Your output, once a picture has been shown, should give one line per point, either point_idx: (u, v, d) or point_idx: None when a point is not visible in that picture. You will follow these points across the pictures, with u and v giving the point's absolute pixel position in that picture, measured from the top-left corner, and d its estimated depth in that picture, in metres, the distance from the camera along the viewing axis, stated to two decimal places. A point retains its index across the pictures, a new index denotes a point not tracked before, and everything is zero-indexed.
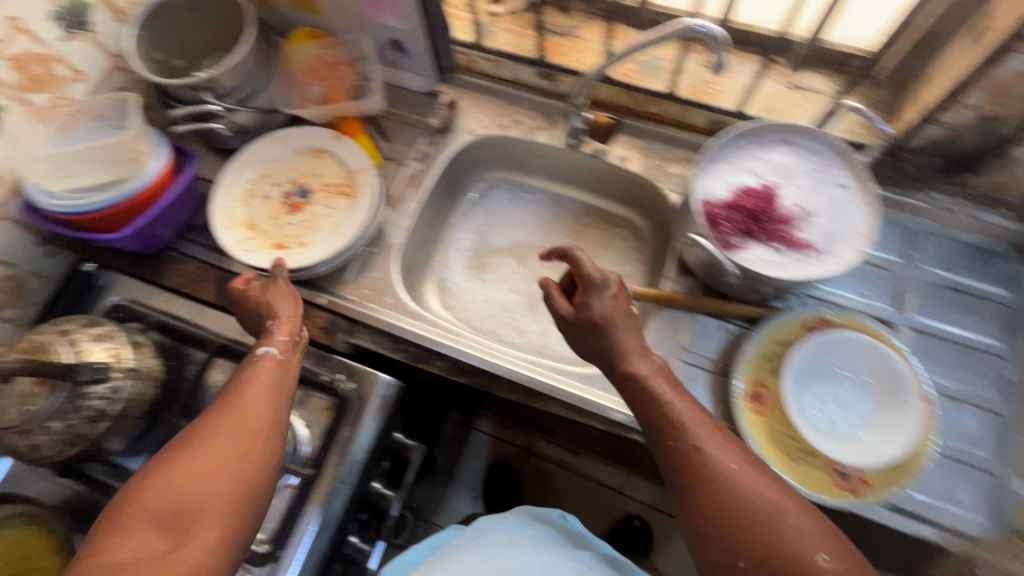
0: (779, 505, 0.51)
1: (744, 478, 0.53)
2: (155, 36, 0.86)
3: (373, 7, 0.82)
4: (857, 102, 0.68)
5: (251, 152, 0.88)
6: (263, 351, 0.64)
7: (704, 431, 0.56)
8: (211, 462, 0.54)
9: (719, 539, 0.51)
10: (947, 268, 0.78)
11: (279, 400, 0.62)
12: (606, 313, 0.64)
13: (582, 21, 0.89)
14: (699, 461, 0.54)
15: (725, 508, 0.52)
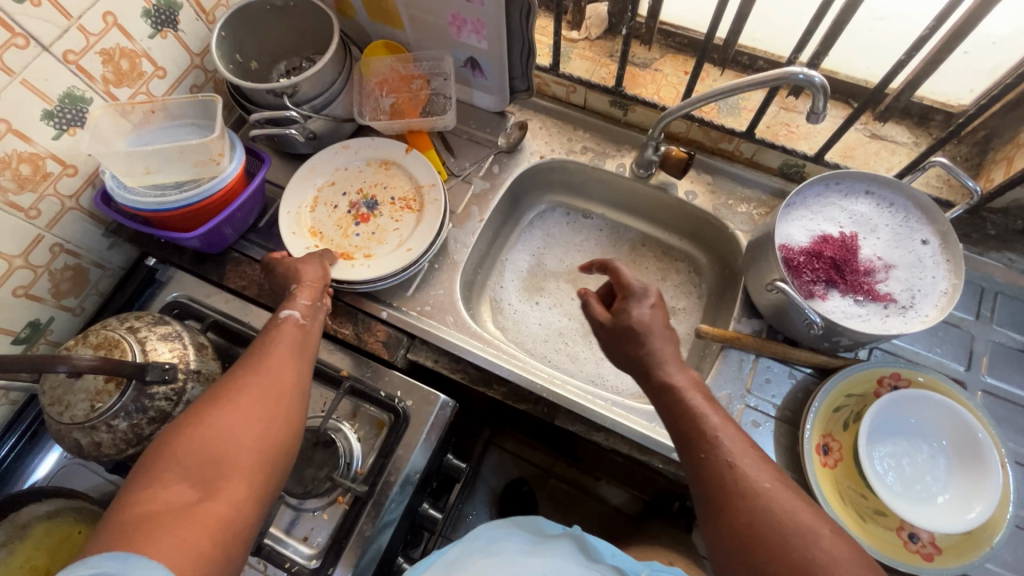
0: (807, 519, 0.47)
1: (777, 497, 0.49)
2: (237, 38, 0.86)
3: (456, 26, 0.82)
4: (945, 158, 0.67)
5: (321, 159, 0.88)
6: (286, 315, 0.67)
7: (729, 438, 0.53)
8: (242, 416, 0.54)
9: (748, 558, 0.47)
10: (1021, 330, 0.77)
11: (298, 369, 0.62)
12: (643, 321, 0.64)
13: (660, 53, 0.89)
14: (726, 471, 0.51)
15: (756, 523, 0.48)
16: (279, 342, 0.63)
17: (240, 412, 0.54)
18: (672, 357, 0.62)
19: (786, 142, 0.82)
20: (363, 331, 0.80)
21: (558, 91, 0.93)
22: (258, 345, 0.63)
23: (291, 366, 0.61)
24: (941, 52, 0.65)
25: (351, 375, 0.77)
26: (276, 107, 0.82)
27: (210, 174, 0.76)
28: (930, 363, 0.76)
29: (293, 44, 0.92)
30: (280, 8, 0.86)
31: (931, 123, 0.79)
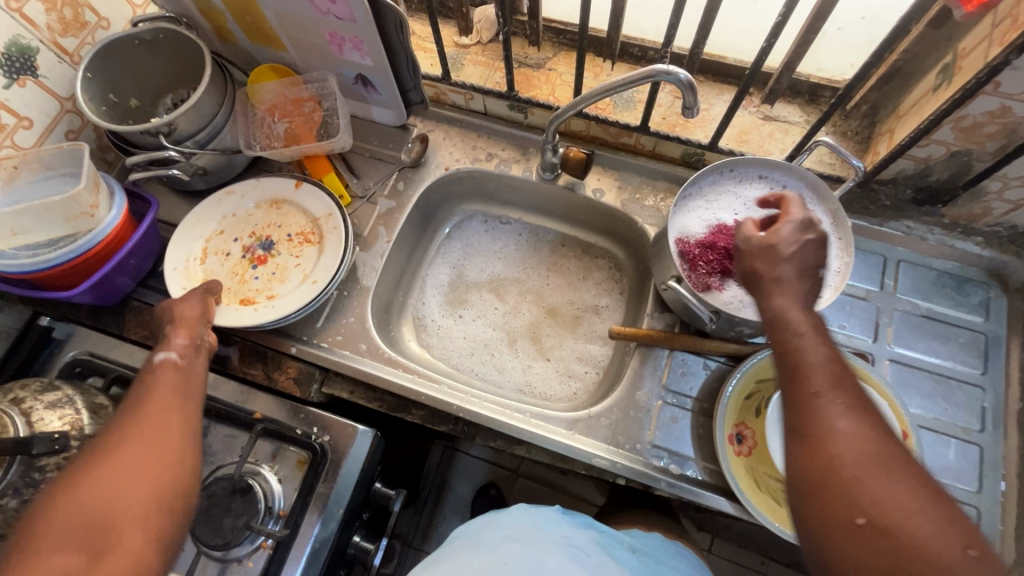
0: (915, 473, 0.42)
1: (883, 450, 0.43)
2: (108, 78, 0.81)
3: (336, 44, 0.80)
4: (830, 140, 0.66)
5: (204, 210, 0.85)
6: (162, 358, 0.62)
7: (835, 377, 0.47)
8: (128, 468, 0.51)
9: (837, 503, 0.43)
10: (923, 296, 0.78)
11: (188, 408, 0.59)
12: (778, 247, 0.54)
13: (552, 52, 0.87)
14: (825, 408, 0.45)
15: (851, 468, 0.43)
16: (157, 386, 0.59)
17: (127, 463, 0.51)
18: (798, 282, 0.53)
19: (682, 133, 0.81)
20: (273, 370, 0.79)
21: (457, 99, 0.91)
22: (133, 391, 0.59)
23: (179, 407, 0.58)
24: (808, 33, 0.65)
25: (264, 416, 0.75)
26: (155, 147, 0.78)
27: (87, 227, 0.73)
28: (839, 339, 0.76)
29: (176, 77, 0.87)
30: (150, 42, 0.81)
31: (820, 100, 0.79)
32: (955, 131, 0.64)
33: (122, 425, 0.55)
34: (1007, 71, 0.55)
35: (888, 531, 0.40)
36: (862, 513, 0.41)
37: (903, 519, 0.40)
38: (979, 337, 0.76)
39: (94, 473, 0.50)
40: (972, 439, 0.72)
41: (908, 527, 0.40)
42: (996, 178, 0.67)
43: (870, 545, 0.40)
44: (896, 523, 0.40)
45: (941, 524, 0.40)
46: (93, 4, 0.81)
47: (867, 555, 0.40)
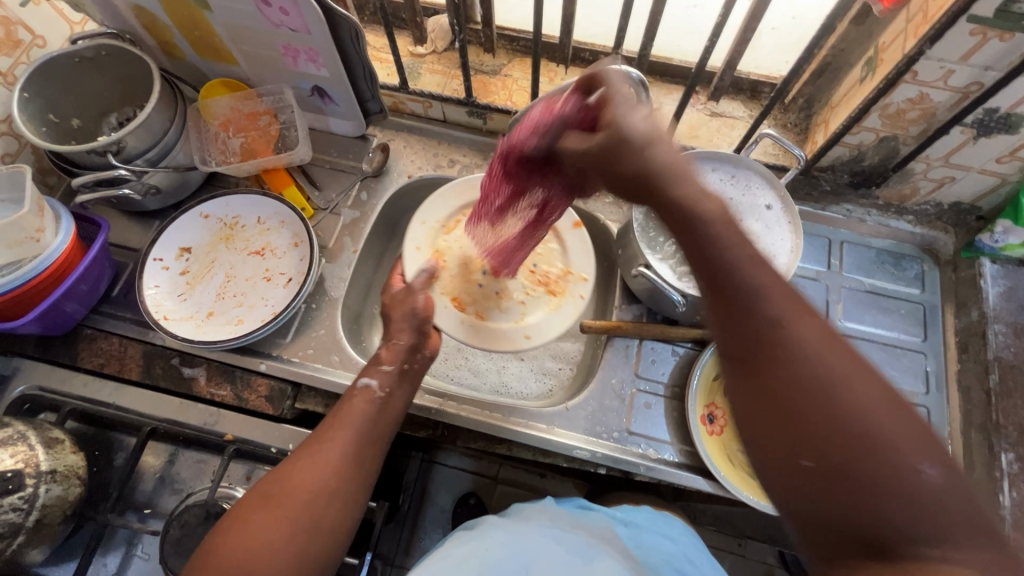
0: (883, 400, 0.34)
1: (842, 376, 0.35)
2: (49, 97, 0.77)
3: (290, 56, 0.79)
4: (773, 133, 0.70)
5: (458, 187, 0.81)
6: (365, 383, 0.65)
7: (761, 268, 0.39)
8: (317, 489, 0.56)
9: (794, 426, 0.36)
10: (866, 273, 0.84)
11: (371, 443, 0.61)
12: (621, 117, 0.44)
13: (507, 59, 0.90)
14: (769, 312, 0.37)
15: (803, 402, 0.35)
16: (353, 414, 0.62)
17: (320, 480, 0.56)
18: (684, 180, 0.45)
19: None
20: (242, 390, 0.75)
21: (415, 107, 0.92)
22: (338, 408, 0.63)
23: (368, 445, 0.61)
24: (746, 32, 0.69)
25: (235, 437, 0.74)
26: (104, 167, 0.75)
27: (33, 253, 0.69)
28: None
29: (121, 94, 0.84)
30: (92, 59, 0.78)
31: (760, 96, 0.84)
32: (882, 117, 0.69)
33: (321, 435, 0.60)
34: (921, 61, 0.60)
35: (848, 448, 0.34)
36: (810, 435, 0.35)
37: (864, 459, 0.33)
38: (918, 308, 0.82)
39: (292, 483, 0.56)
40: (919, 402, 0.78)
41: (876, 437, 0.33)
42: (921, 160, 0.73)
43: (821, 486, 0.34)
44: (856, 437, 0.34)
45: (914, 451, 0.33)
46: (26, 22, 0.77)
47: (815, 497, 0.34)
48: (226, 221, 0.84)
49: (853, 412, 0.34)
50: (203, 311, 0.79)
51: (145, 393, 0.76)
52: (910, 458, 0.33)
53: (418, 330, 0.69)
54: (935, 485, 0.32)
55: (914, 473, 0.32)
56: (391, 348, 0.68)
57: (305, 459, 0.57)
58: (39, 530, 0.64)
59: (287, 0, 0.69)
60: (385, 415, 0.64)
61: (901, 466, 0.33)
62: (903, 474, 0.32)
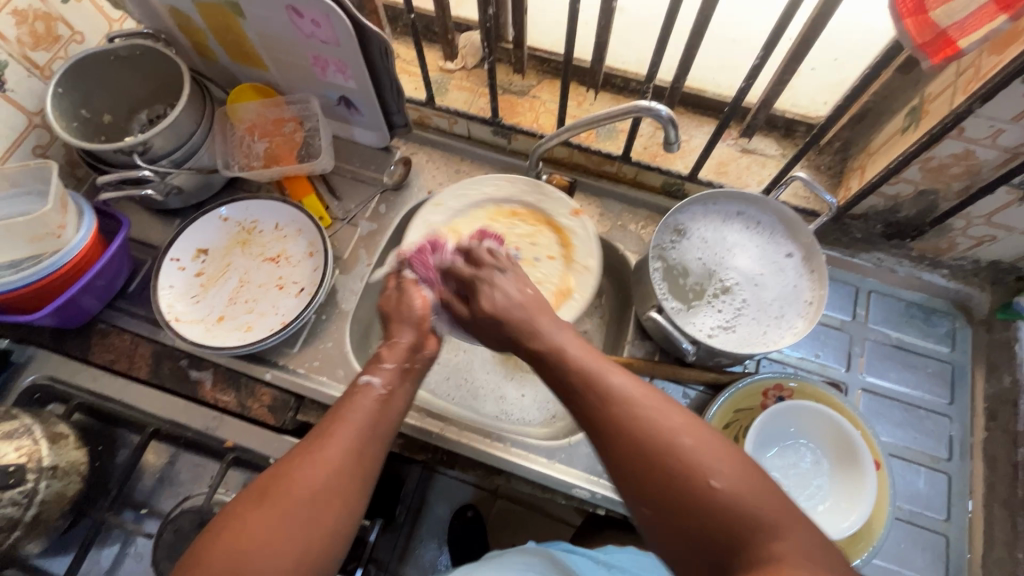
0: (714, 443, 0.42)
1: (678, 438, 0.43)
2: (80, 93, 0.78)
3: (319, 66, 0.79)
4: (805, 174, 0.68)
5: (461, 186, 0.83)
6: (368, 378, 0.56)
7: (624, 378, 0.47)
8: (319, 493, 0.47)
9: (679, 532, 0.41)
10: (893, 326, 0.80)
11: (375, 444, 0.52)
12: (501, 305, 0.58)
13: (537, 80, 0.88)
14: (639, 429, 0.43)
15: (642, 444, 0.43)
16: (355, 412, 0.52)
17: (317, 483, 0.47)
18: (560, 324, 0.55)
19: (663, 163, 0.83)
20: (246, 398, 0.76)
21: (440, 123, 0.91)
22: (336, 405, 0.54)
23: (372, 446, 0.52)
24: (785, 73, 0.66)
25: (235, 444, 0.74)
26: (129, 166, 0.76)
27: (53, 248, 0.70)
28: (813, 367, 0.78)
29: (151, 92, 0.85)
30: (126, 58, 0.79)
31: (794, 135, 0.81)
32: (923, 170, 0.66)
33: (319, 432, 0.50)
34: (970, 118, 0.57)
35: (726, 541, 0.39)
36: (701, 541, 0.40)
37: (704, 494, 0.40)
38: (946, 367, 0.78)
39: (284, 487, 0.47)
40: (941, 467, 0.74)
41: (747, 528, 0.39)
42: (961, 216, 0.70)
43: (670, 525, 0.41)
44: (731, 522, 0.39)
45: (739, 485, 0.40)
46: (66, 18, 0.79)
47: (675, 533, 0.41)
48: (244, 225, 0.85)
49: (719, 502, 0.40)
50: (214, 315, 0.79)
51: (151, 392, 0.76)
52: (772, 531, 0.39)
53: (419, 328, 0.62)
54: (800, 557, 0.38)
55: (778, 554, 0.38)
56: (393, 347, 0.60)
57: (304, 456, 0.49)
58: (36, 525, 0.64)
59: (321, 13, 0.69)
60: (390, 413, 0.54)
61: (771, 542, 0.38)
62: (771, 555, 0.38)
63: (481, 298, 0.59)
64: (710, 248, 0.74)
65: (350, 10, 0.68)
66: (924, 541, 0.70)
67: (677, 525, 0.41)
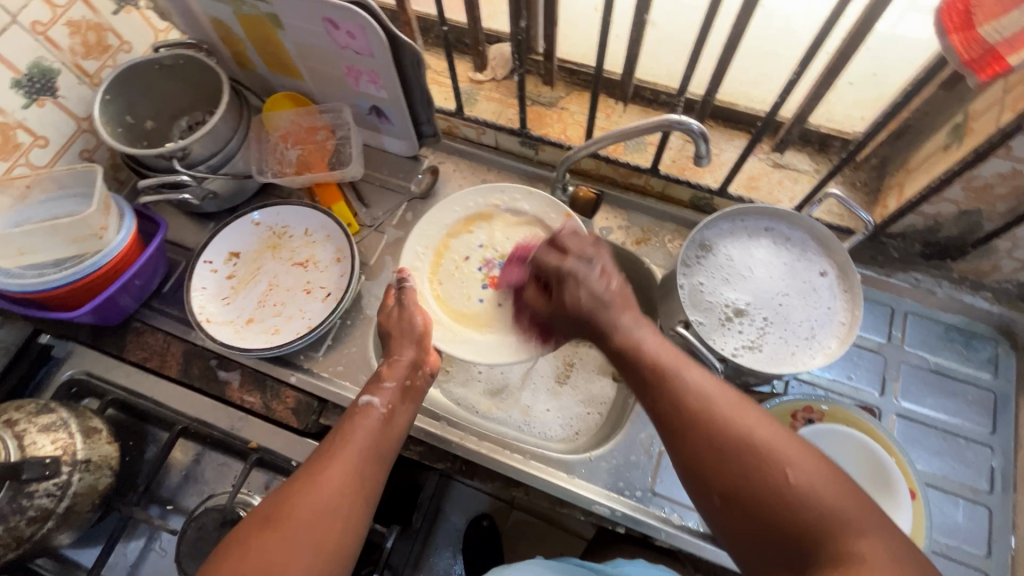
0: (758, 443, 0.44)
1: (763, 436, 0.44)
2: (126, 100, 0.82)
3: (352, 76, 0.81)
4: (839, 191, 0.66)
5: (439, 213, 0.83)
6: (367, 401, 0.60)
7: (702, 379, 0.49)
8: (320, 508, 0.50)
9: (750, 529, 0.43)
10: (930, 350, 0.77)
11: (376, 462, 0.56)
12: (591, 302, 0.57)
13: (565, 91, 0.88)
14: (724, 428, 0.45)
15: (709, 437, 0.46)
16: (359, 431, 0.57)
17: (323, 498, 0.51)
18: (629, 306, 0.57)
19: (692, 177, 0.82)
20: (270, 400, 0.76)
21: (468, 132, 0.92)
22: (340, 425, 0.58)
23: (372, 464, 0.55)
24: (821, 87, 0.65)
25: (259, 446, 0.76)
26: (168, 170, 0.79)
27: (94, 248, 0.73)
28: (844, 390, 0.76)
29: (192, 100, 0.88)
30: (170, 67, 0.82)
31: (829, 150, 0.79)
32: (966, 190, 0.64)
33: (324, 454, 0.54)
34: (1019, 137, 0.55)
35: (802, 539, 0.41)
36: (783, 541, 0.42)
37: (763, 485, 0.43)
38: (988, 395, 0.75)
39: (290, 503, 0.50)
40: (982, 500, 0.70)
41: (826, 526, 0.40)
42: (1006, 238, 0.67)
43: (740, 518, 0.43)
44: (805, 520, 0.41)
45: (816, 481, 0.42)
46: (116, 29, 0.82)
47: (755, 534, 0.43)
48: (275, 230, 0.87)
49: (798, 496, 0.42)
50: (243, 317, 0.81)
51: (181, 390, 0.79)
52: (851, 531, 0.40)
53: (419, 345, 0.65)
54: (873, 552, 0.39)
55: (856, 549, 0.39)
56: (394, 365, 0.64)
57: (307, 480, 0.52)
58: (68, 516, 0.66)
59: (355, 24, 0.70)
60: (391, 433, 0.58)
61: (854, 539, 0.40)
62: (847, 553, 0.39)
63: (564, 292, 0.59)
64: (712, 268, 0.72)
65: (384, 22, 0.69)
66: None
67: (751, 526, 0.43)
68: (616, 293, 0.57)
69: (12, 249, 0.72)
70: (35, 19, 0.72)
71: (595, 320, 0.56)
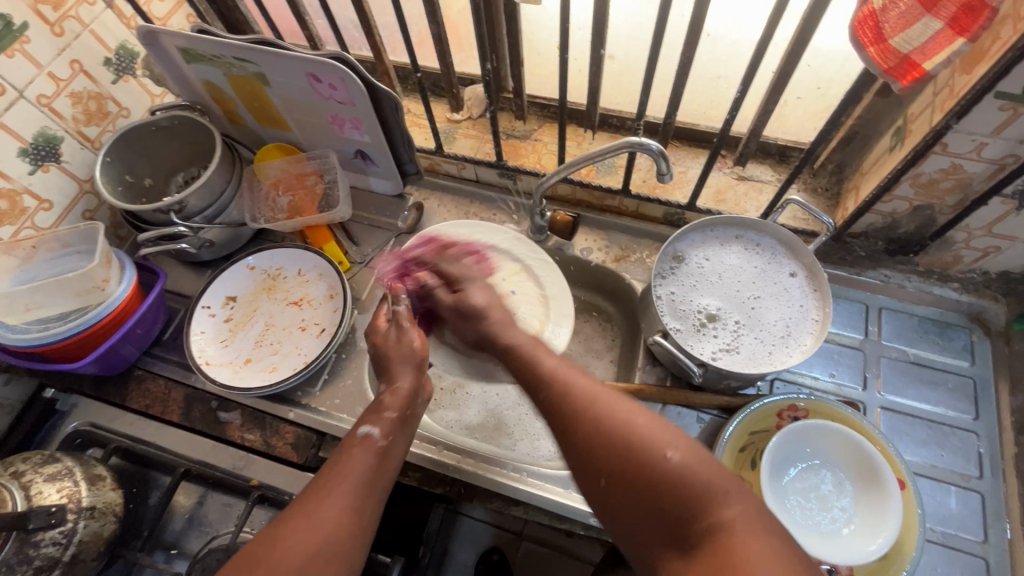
0: (634, 427, 0.46)
1: (646, 425, 0.46)
2: (125, 161, 0.87)
3: (336, 124, 0.86)
4: (800, 197, 0.71)
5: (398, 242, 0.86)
6: (366, 432, 0.60)
7: (579, 381, 0.52)
8: (313, 550, 0.49)
9: (630, 506, 0.45)
10: (907, 342, 0.80)
11: (369, 499, 0.55)
12: (483, 306, 0.65)
13: (537, 123, 0.94)
14: (598, 416, 0.48)
15: (590, 421, 0.48)
16: (353, 464, 0.57)
17: (315, 539, 0.50)
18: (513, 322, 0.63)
19: (662, 194, 0.86)
20: (270, 436, 0.78)
21: (449, 168, 0.97)
22: (336, 458, 0.58)
23: (369, 495, 0.55)
24: (769, 103, 0.70)
25: (260, 483, 0.77)
26: (166, 223, 0.83)
27: (97, 301, 0.76)
28: (828, 387, 0.78)
29: (187, 157, 0.93)
30: (166, 128, 0.88)
31: (789, 160, 0.84)
32: (915, 186, 0.68)
33: (322, 487, 0.54)
34: (951, 134, 0.59)
35: (678, 517, 0.42)
36: (661, 516, 0.43)
37: (636, 463, 0.44)
38: (967, 381, 0.77)
39: (279, 548, 0.49)
40: (974, 486, 0.71)
41: (696, 501, 0.42)
42: (961, 228, 0.71)
43: (624, 499, 0.45)
44: (680, 495, 0.42)
45: (697, 466, 0.43)
46: (116, 97, 0.88)
47: (639, 514, 0.44)
48: (269, 273, 0.90)
49: (671, 477, 0.43)
50: (241, 358, 0.84)
51: (184, 434, 0.81)
52: (722, 500, 0.42)
53: (419, 370, 0.67)
54: (738, 518, 0.40)
55: (726, 518, 0.41)
56: (394, 394, 0.64)
57: (303, 518, 0.51)
58: (74, 565, 0.67)
59: (336, 77, 0.76)
60: (387, 466, 0.58)
61: (722, 509, 0.41)
62: (718, 521, 0.41)
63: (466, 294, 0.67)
64: (683, 281, 0.76)
65: (362, 72, 0.75)
66: (961, 564, 0.67)
67: (641, 494, 0.44)
68: (489, 304, 0.65)
69: (18, 306, 0.75)
70: (41, 92, 0.77)
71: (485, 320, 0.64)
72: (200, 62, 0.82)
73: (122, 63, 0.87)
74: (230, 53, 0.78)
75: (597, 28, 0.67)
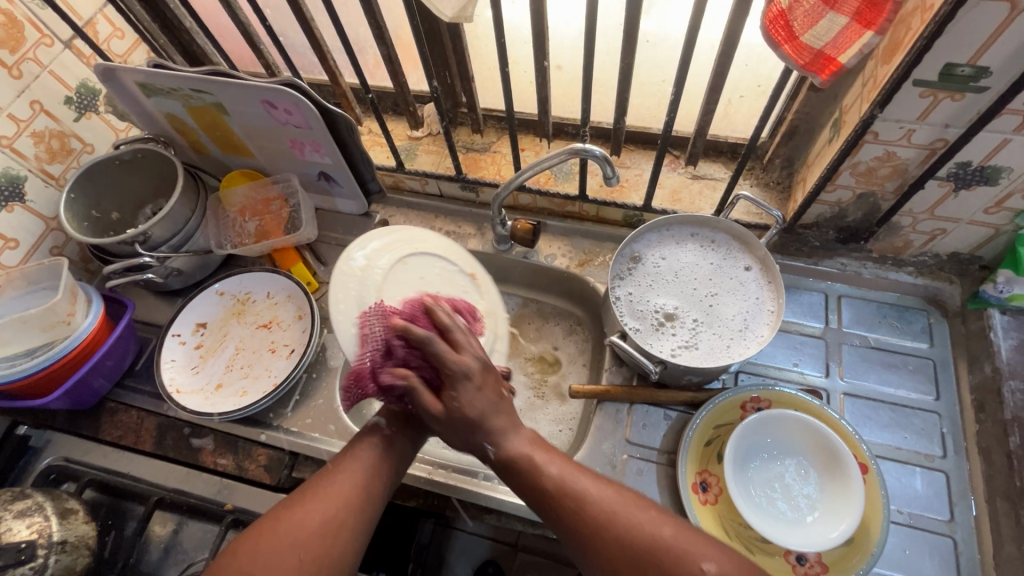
0: (667, 537, 0.48)
1: (673, 539, 0.48)
2: (90, 196, 0.88)
3: (297, 148, 0.88)
4: (750, 194, 0.73)
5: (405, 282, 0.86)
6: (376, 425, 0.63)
7: (586, 482, 0.53)
8: (316, 528, 0.53)
9: None
10: (867, 328, 0.81)
11: (372, 487, 0.58)
12: (474, 407, 0.55)
13: (495, 136, 0.95)
14: (625, 532, 0.49)
15: (616, 534, 0.49)
16: (358, 457, 0.59)
17: (320, 516, 0.53)
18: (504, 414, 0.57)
19: (619, 197, 0.88)
20: (243, 459, 0.79)
21: (413, 185, 0.99)
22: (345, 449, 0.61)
23: (374, 483, 0.58)
24: (709, 103, 0.72)
25: (235, 506, 0.77)
26: (132, 254, 0.84)
27: (63, 335, 0.77)
28: (792, 376, 0.79)
29: (153, 189, 0.94)
30: (129, 161, 0.90)
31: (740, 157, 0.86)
32: (854, 175, 0.70)
33: (330, 473, 0.58)
34: (879, 122, 0.61)
35: None
36: None
37: (674, 569, 0.47)
38: (928, 363, 0.78)
39: (287, 519, 0.53)
40: (939, 466, 0.72)
41: None
42: (905, 213, 0.73)
43: None
44: None
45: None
46: (79, 134, 0.89)
47: None
48: (238, 297, 0.91)
49: None
50: (212, 384, 0.84)
51: (157, 463, 0.81)
52: None
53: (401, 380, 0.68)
54: None
55: None
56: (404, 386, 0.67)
57: (309, 497, 0.55)
58: None
59: (291, 103, 0.78)
60: (391, 459, 0.61)
61: None
62: None
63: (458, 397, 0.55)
64: (641, 281, 0.77)
65: (315, 97, 0.77)
66: (930, 544, 0.68)
67: None
68: (471, 402, 0.55)
69: None
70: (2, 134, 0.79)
71: (483, 428, 0.55)
72: (160, 95, 0.84)
73: (84, 101, 0.89)
74: (186, 85, 0.80)
75: (537, 42, 0.69)
